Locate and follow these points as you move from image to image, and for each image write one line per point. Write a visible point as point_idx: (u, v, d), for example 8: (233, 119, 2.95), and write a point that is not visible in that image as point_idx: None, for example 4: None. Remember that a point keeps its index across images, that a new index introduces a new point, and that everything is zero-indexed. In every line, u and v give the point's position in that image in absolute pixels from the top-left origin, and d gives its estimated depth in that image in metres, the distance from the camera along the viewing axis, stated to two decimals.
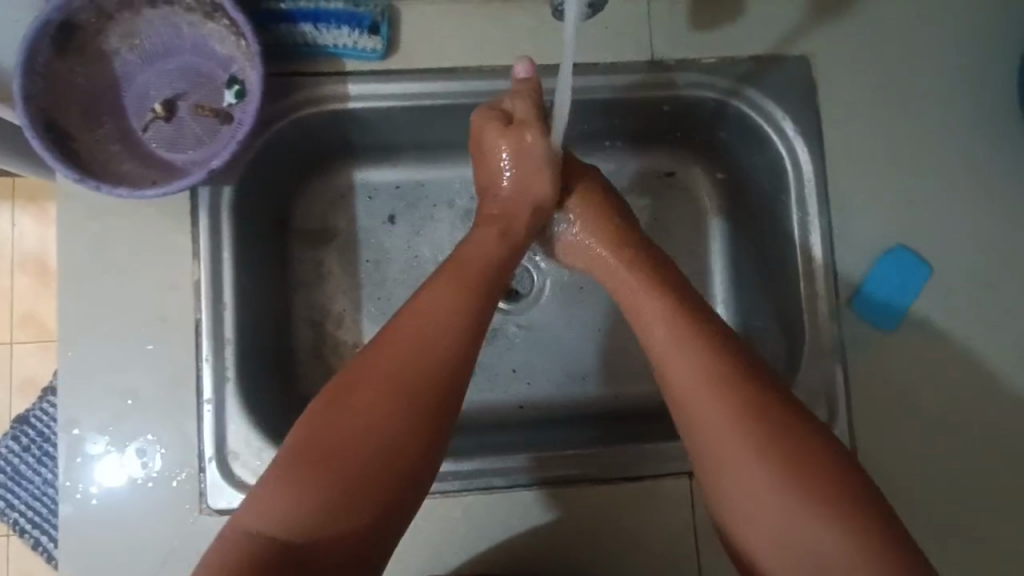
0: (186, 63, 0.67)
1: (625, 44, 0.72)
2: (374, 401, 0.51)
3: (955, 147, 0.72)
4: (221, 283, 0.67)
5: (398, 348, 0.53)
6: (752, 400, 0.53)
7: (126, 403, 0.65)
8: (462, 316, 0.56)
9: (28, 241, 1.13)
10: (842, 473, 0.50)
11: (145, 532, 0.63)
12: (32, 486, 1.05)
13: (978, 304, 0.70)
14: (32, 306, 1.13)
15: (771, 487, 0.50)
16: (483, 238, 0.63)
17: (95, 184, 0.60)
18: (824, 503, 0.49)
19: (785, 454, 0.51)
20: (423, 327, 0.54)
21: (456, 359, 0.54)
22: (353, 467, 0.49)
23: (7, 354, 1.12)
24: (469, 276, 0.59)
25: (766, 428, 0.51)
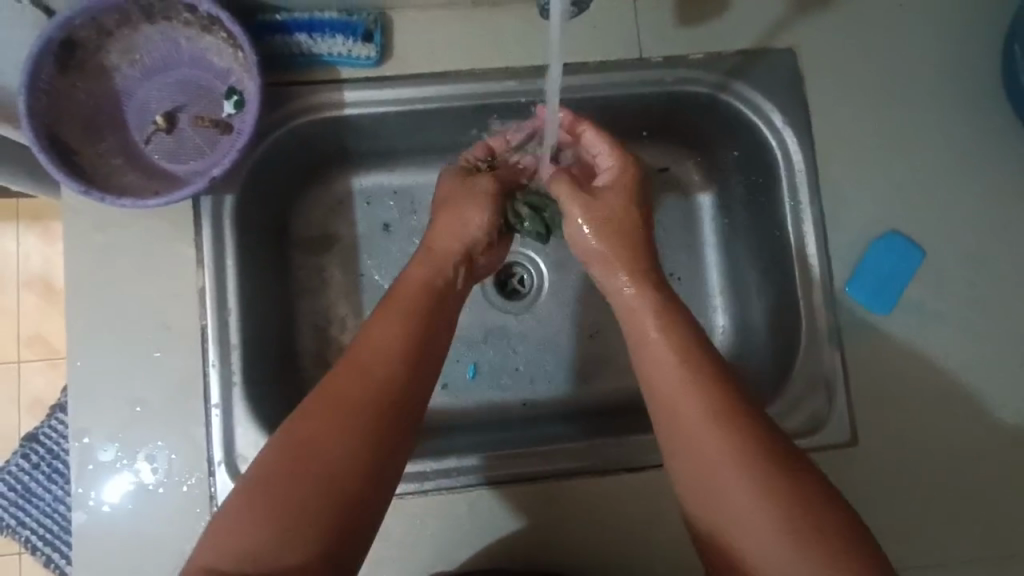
0: (186, 76, 0.69)
1: (613, 43, 0.73)
2: (332, 428, 0.52)
3: (942, 133, 0.73)
4: (225, 290, 0.68)
5: (348, 373, 0.55)
6: (704, 416, 0.55)
7: (134, 410, 0.66)
8: (410, 339, 0.58)
9: (33, 262, 1.15)
10: (795, 475, 0.52)
11: (156, 538, 0.64)
12: (42, 503, 1.06)
13: (971, 285, 0.71)
14: (38, 324, 1.14)
15: (735, 505, 0.51)
16: (412, 269, 0.64)
17: (100, 195, 0.62)
18: (792, 521, 0.50)
19: (743, 461, 0.52)
20: (371, 356, 0.56)
21: (409, 379, 0.57)
22: (319, 493, 0.50)
23: (15, 373, 1.14)
24: (413, 300, 0.61)
25: (722, 447, 0.53)
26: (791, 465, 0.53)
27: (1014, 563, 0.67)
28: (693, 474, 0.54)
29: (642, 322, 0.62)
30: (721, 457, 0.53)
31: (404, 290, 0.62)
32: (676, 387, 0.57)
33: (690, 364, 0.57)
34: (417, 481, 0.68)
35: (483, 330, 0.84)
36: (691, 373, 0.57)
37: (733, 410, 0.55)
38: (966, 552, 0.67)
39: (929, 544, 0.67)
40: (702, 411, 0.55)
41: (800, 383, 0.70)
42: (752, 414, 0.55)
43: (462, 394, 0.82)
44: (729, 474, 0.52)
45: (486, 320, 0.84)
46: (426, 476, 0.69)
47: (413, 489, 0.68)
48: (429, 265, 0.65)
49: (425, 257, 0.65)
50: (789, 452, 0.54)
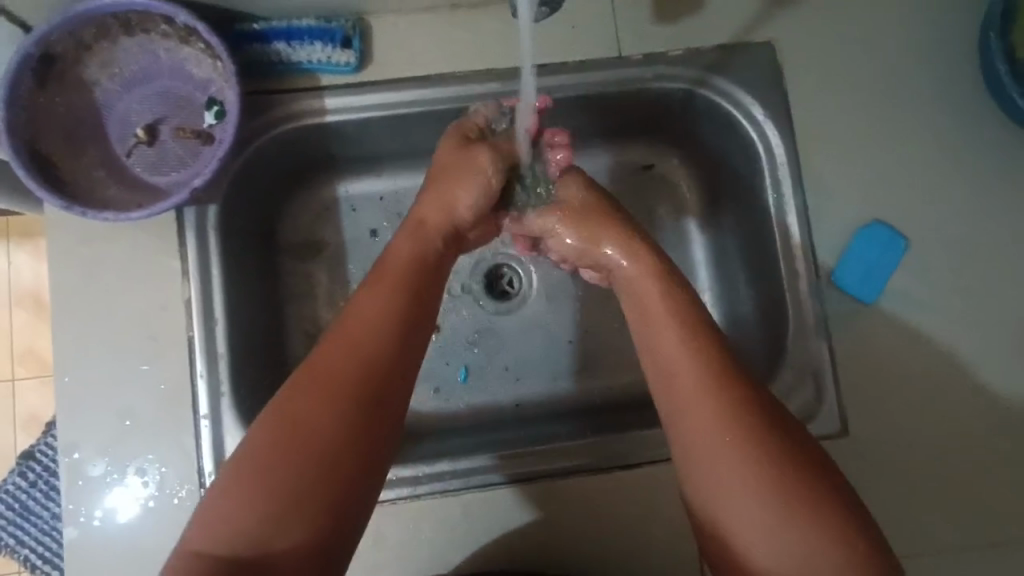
0: (166, 88, 0.69)
1: (593, 42, 0.74)
2: (323, 410, 0.52)
3: (921, 121, 0.73)
4: (212, 300, 0.68)
5: (338, 352, 0.55)
6: (700, 388, 0.55)
7: (124, 424, 0.65)
8: (397, 316, 0.58)
9: (24, 278, 1.15)
10: (790, 450, 0.52)
11: (149, 552, 0.64)
12: (40, 521, 1.06)
13: (956, 272, 0.71)
14: (31, 340, 1.15)
15: (729, 472, 0.52)
16: (400, 240, 0.63)
17: (81, 210, 0.61)
18: (783, 489, 0.50)
19: (738, 435, 0.53)
20: (360, 333, 0.56)
21: (399, 357, 0.56)
22: (312, 476, 0.50)
23: (9, 391, 1.14)
24: (399, 275, 0.60)
25: (717, 415, 0.54)
26: (786, 439, 0.53)
27: (1010, 547, 0.67)
28: (687, 440, 0.54)
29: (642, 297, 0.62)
30: (717, 431, 0.53)
31: (390, 263, 0.62)
32: (672, 353, 0.58)
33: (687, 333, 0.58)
34: (411, 486, 0.68)
35: (472, 331, 0.84)
36: (691, 347, 0.57)
37: (729, 378, 0.55)
38: (959, 539, 0.67)
39: (923, 533, 0.67)
40: (698, 378, 0.56)
41: (789, 375, 0.70)
42: (749, 383, 0.56)
43: (454, 397, 0.82)
44: (724, 448, 0.53)
45: (475, 322, 0.84)
46: (419, 480, 0.68)
47: (406, 493, 0.68)
48: (418, 235, 0.64)
49: (414, 229, 0.64)
50: (782, 420, 0.54)
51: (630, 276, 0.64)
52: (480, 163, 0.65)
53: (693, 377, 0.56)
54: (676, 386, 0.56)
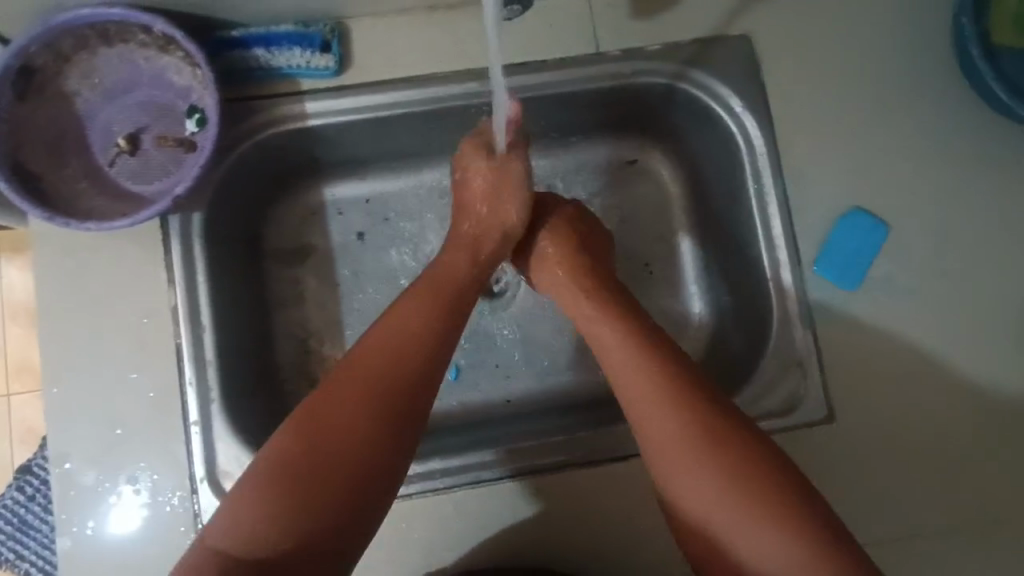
0: (147, 97, 0.69)
1: (570, 39, 0.74)
2: (347, 420, 0.53)
3: (898, 108, 0.74)
4: (199, 307, 0.68)
5: (370, 359, 0.56)
6: (664, 401, 0.57)
7: (115, 433, 0.66)
8: (426, 332, 0.59)
9: (16, 294, 1.16)
10: (753, 455, 0.53)
11: (143, 558, 0.64)
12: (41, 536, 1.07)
13: (937, 257, 0.72)
14: (26, 355, 1.16)
15: (692, 483, 0.53)
16: (454, 256, 0.66)
17: (64, 220, 0.62)
18: (749, 495, 0.51)
19: (706, 441, 0.54)
20: (392, 341, 0.57)
21: (427, 376, 0.57)
22: (329, 478, 0.50)
23: (5, 406, 1.15)
24: (436, 288, 0.63)
25: (683, 428, 0.55)
26: (750, 444, 0.54)
27: (998, 527, 0.68)
28: (654, 455, 0.56)
29: (602, 322, 0.64)
30: (685, 439, 0.54)
31: (435, 275, 0.64)
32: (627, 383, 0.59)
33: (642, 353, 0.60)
34: (402, 486, 0.69)
35: (461, 330, 0.85)
36: (656, 361, 0.59)
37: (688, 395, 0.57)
38: (947, 521, 0.68)
39: (910, 516, 0.68)
40: (663, 394, 0.57)
41: (775, 364, 0.71)
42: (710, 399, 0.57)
43: (445, 395, 0.83)
44: (695, 454, 0.54)
45: (464, 321, 0.85)
46: (410, 480, 0.69)
47: (399, 493, 0.68)
48: (468, 251, 0.66)
49: (468, 248, 0.66)
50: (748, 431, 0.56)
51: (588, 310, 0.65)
52: (517, 171, 0.66)
53: (656, 393, 0.57)
54: (640, 404, 0.57)
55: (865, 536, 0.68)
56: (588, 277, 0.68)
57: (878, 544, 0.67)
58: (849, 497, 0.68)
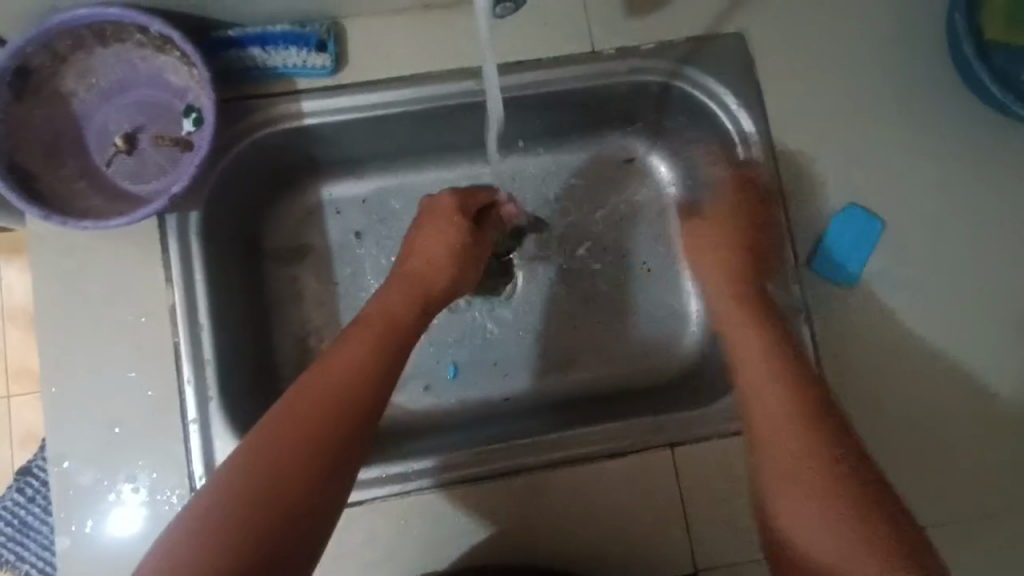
0: (144, 97, 0.69)
1: (565, 38, 0.74)
2: (285, 455, 0.53)
3: (892, 104, 0.74)
4: (197, 305, 0.69)
5: (314, 391, 0.58)
6: (789, 424, 0.60)
7: (113, 431, 0.66)
8: (365, 373, 0.60)
9: (17, 296, 1.18)
10: (865, 485, 0.55)
11: (142, 556, 0.64)
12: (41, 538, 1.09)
13: (932, 252, 0.72)
14: (25, 357, 1.17)
15: (811, 504, 0.55)
16: (392, 296, 0.68)
17: (61, 219, 0.62)
18: (875, 525, 0.53)
19: (824, 466, 0.56)
20: (335, 376, 0.59)
21: (366, 412, 0.58)
22: (270, 504, 0.51)
23: (4, 407, 1.17)
24: (380, 326, 0.65)
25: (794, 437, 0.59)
26: (867, 474, 0.56)
27: (995, 520, 0.68)
28: (761, 453, 0.60)
29: (750, 341, 0.67)
30: (802, 462, 0.57)
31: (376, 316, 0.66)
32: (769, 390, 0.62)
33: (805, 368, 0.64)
34: (400, 482, 0.69)
35: (459, 328, 0.85)
36: (787, 385, 0.62)
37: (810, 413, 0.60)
38: (944, 515, 0.68)
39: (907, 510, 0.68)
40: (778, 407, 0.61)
41: None
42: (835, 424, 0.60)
43: (443, 394, 0.83)
44: (807, 477, 0.56)
45: (462, 319, 0.85)
46: (409, 477, 0.69)
47: (397, 490, 0.68)
48: (407, 292, 0.69)
49: (407, 289, 0.69)
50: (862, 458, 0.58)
51: (736, 325, 0.69)
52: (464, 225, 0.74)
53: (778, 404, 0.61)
54: (766, 426, 0.61)
55: None
56: (758, 289, 0.72)
57: None
58: None
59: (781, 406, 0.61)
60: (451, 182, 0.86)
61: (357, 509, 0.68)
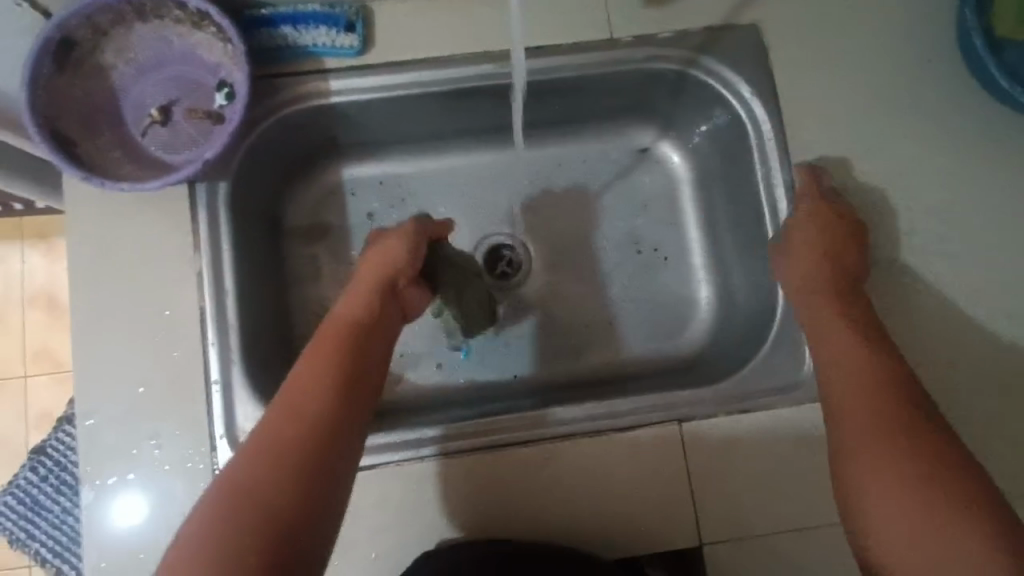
0: (178, 73, 0.72)
1: (585, 25, 0.76)
2: (266, 471, 0.53)
3: (903, 96, 0.76)
4: (224, 272, 0.71)
5: (299, 390, 0.59)
6: (873, 413, 0.60)
7: (139, 391, 0.68)
8: (333, 378, 0.60)
9: (37, 280, 1.29)
10: (947, 476, 0.55)
11: (163, 512, 0.66)
12: (52, 516, 1.18)
13: (940, 240, 0.74)
14: (45, 339, 1.28)
15: (888, 492, 0.55)
16: (351, 296, 0.67)
17: (99, 182, 0.65)
18: (953, 515, 0.53)
19: (906, 454, 0.57)
20: (311, 375, 0.60)
21: (350, 408, 0.60)
22: (279, 494, 0.52)
23: (22, 385, 1.27)
24: (347, 323, 0.65)
25: (873, 416, 0.60)
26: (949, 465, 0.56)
27: None
28: (847, 426, 0.61)
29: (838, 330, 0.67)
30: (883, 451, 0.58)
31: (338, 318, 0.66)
32: (844, 362, 0.64)
33: (879, 342, 0.65)
34: (414, 449, 0.70)
35: None
36: (869, 378, 0.62)
37: (893, 391, 0.61)
38: None
39: None
40: (858, 380, 0.63)
41: (778, 341, 0.73)
42: (913, 401, 0.61)
43: (455, 372, 0.85)
44: (888, 464, 0.57)
45: None
46: (422, 444, 0.70)
47: (411, 455, 0.70)
48: (364, 292, 0.67)
49: (363, 287, 0.68)
50: (947, 436, 0.58)
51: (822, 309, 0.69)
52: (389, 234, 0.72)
53: (860, 376, 0.63)
54: (848, 412, 0.61)
55: None
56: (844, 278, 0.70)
57: None
58: None
59: (860, 395, 0.62)
60: (470, 167, 0.89)
61: (371, 474, 0.69)
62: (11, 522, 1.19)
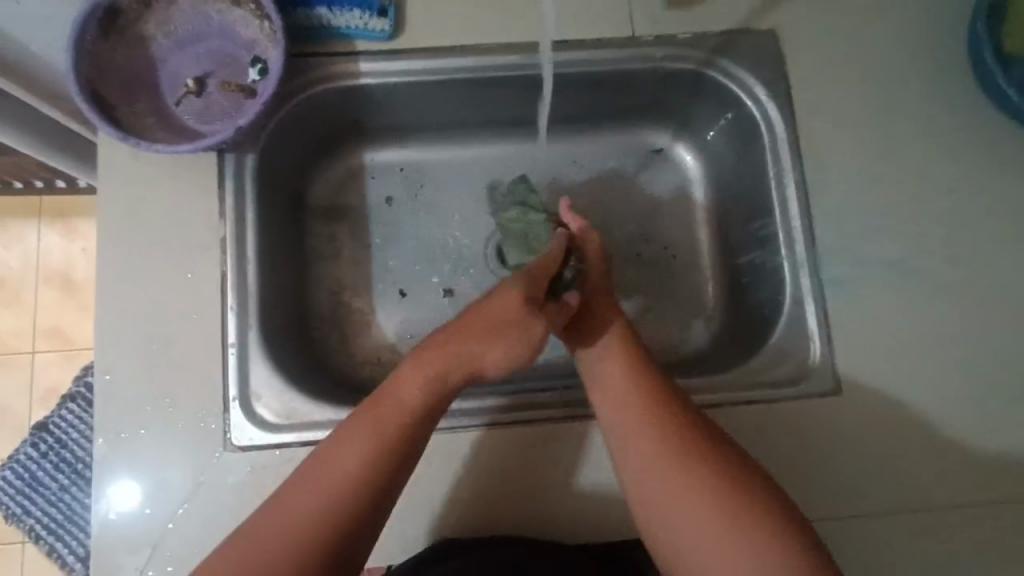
0: (215, 47, 0.75)
1: (608, 22, 0.79)
2: (319, 531, 0.55)
3: (914, 105, 0.79)
4: (247, 240, 0.73)
5: (338, 462, 0.58)
6: (655, 446, 0.62)
7: (157, 349, 0.70)
8: (383, 452, 0.59)
9: (52, 258, 1.31)
10: (731, 489, 0.59)
11: (173, 468, 0.68)
12: (48, 493, 1.20)
13: (946, 245, 0.75)
14: (56, 318, 1.30)
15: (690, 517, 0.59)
16: (411, 373, 0.63)
17: (135, 143, 0.67)
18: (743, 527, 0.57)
19: (684, 479, 0.60)
20: (350, 452, 0.58)
21: (387, 486, 0.59)
22: (303, 561, 0.54)
23: (30, 362, 1.28)
24: (404, 404, 0.61)
25: (654, 451, 0.62)
26: (733, 477, 0.60)
27: (1001, 505, 0.70)
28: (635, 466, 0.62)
29: (609, 360, 0.68)
30: (663, 480, 0.60)
31: (394, 391, 0.62)
32: (613, 403, 0.66)
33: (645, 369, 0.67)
34: None
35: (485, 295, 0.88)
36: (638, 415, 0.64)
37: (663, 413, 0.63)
38: (950, 497, 0.70)
39: (913, 489, 0.70)
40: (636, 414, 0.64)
41: (783, 336, 0.75)
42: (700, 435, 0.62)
43: None
44: (675, 492, 0.60)
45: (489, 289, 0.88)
46: None
47: None
48: (431, 376, 0.63)
49: (433, 372, 0.63)
50: (718, 446, 0.62)
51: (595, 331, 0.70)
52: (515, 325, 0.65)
53: (634, 410, 0.64)
54: (630, 449, 0.63)
55: (867, 508, 0.70)
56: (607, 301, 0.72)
57: (877, 517, 0.70)
58: (850, 467, 0.71)
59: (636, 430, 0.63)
60: (488, 157, 0.91)
61: None
62: (7, 497, 1.20)
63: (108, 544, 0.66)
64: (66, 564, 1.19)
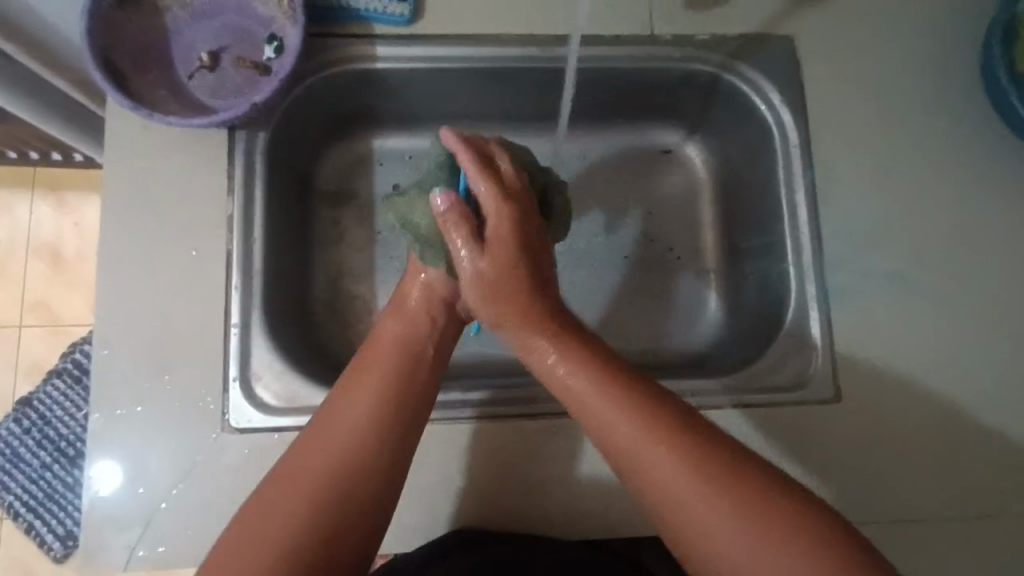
0: (231, 22, 0.74)
1: (629, 19, 0.79)
2: (309, 511, 0.54)
3: (925, 119, 0.79)
4: (253, 219, 0.72)
5: (326, 435, 0.58)
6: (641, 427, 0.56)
7: (157, 324, 0.68)
8: (375, 415, 0.60)
9: (44, 230, 1.27)
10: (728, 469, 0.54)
11: (168, 446, 0.67)
12: (30, 469, 1.18)
13: (949, 259, 0.76)
14: (43, 293, 1.25)
15: (691, 495, 0.53)
16: (386, 327, 0.67)
17: (147, 113, 0.66)
18: (751, 504, 0.52)
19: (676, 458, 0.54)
20: (339, 422, 0.59)
21: (388, 451, 0.59)
22: (310, 529, 0.53)
23: (14, 335, 1.24)
24: (381, 362, 0.64)
25: (636, 425, 0.56)
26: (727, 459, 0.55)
27: (991, 517, 0.71)
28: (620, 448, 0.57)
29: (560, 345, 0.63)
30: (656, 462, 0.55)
31: (372, 354, 0.65)
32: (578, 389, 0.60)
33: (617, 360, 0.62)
34: None
35: None
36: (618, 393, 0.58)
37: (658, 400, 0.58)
38: (942, 507, 0.71)
39: (908, 497, 0.71)
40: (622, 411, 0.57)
41: (786, 341, 0.76)
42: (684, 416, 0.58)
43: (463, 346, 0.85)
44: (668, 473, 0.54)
45: None
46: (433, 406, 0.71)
47: None
48: (404, 323, 0.68)
49: (402, 321, 0.68)
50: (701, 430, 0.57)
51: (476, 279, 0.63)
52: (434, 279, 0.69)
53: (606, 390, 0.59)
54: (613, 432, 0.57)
55: (863, 515, 0.70)
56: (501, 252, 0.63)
57: (871, 524, 0.70)
58: (847, 473, 0.71)
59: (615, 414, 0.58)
60: None
61: None
62: None
63: (98, 521, 0.65)
64: (45, 544, 1.16)
